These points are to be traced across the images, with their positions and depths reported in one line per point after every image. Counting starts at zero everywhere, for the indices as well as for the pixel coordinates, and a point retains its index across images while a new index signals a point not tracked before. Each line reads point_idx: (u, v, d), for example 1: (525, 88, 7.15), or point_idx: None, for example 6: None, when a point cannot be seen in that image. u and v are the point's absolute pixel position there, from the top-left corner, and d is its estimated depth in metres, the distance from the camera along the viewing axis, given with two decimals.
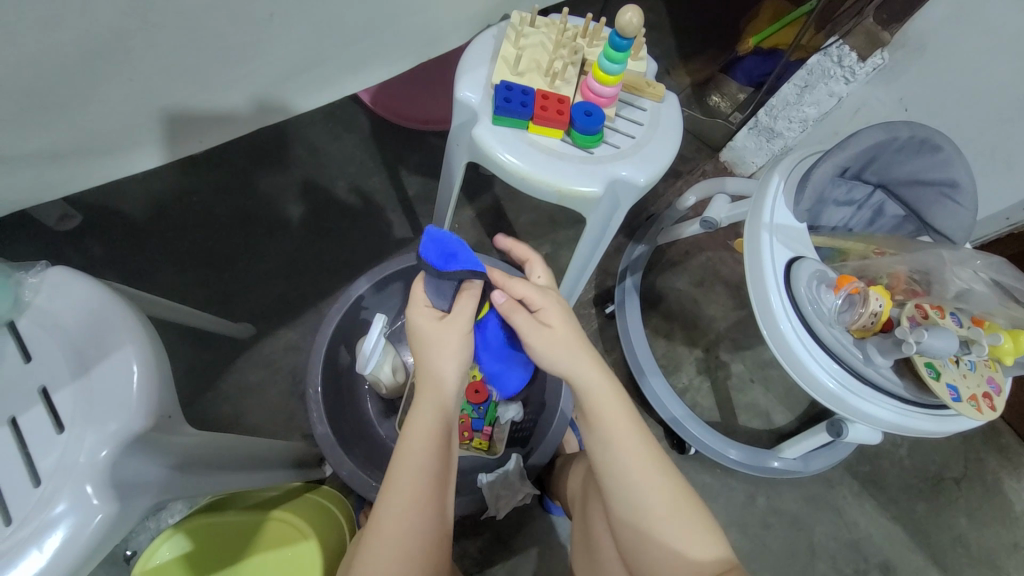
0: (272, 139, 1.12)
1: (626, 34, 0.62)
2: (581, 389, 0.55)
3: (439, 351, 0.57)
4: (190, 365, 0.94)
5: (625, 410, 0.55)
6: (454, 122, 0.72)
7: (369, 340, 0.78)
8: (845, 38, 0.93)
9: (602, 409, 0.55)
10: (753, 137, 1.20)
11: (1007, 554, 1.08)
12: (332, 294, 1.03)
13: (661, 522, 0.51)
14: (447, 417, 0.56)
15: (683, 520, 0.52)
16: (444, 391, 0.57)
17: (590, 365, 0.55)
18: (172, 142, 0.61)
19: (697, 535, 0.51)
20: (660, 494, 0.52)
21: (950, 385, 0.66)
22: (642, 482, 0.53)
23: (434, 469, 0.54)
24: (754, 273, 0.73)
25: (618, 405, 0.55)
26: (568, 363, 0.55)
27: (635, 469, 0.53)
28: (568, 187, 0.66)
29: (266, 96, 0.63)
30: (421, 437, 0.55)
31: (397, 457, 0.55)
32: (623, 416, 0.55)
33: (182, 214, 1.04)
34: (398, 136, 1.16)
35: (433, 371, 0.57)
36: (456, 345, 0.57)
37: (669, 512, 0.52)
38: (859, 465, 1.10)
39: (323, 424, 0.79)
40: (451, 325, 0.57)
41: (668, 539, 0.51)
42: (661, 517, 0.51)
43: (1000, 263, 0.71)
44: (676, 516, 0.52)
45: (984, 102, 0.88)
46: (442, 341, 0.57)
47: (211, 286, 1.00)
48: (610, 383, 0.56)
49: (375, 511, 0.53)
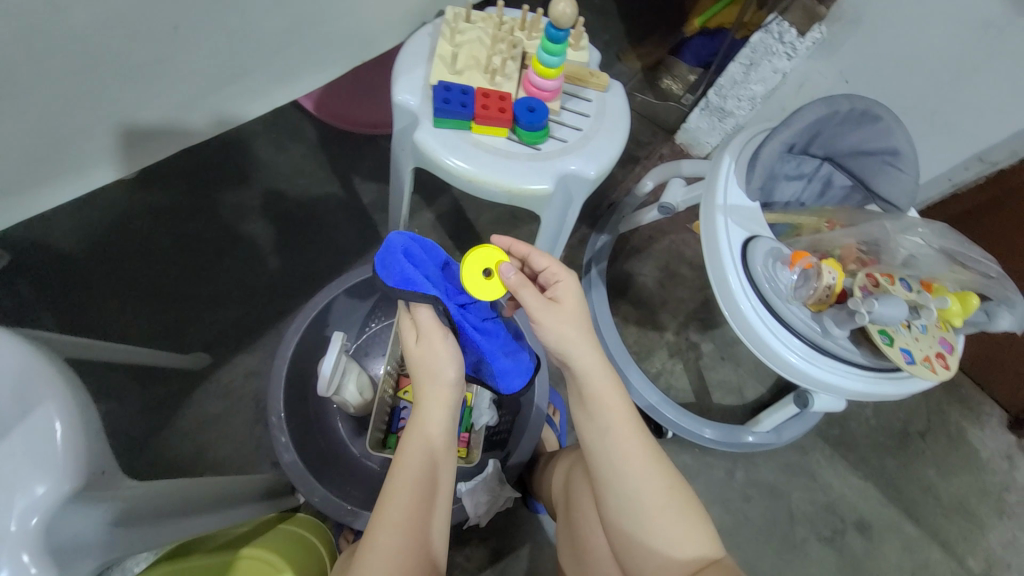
0: (214, 155, 1.07)
1: (562, 24, 0.61)
2: (586, 371, 0.55)
3: (426, 369, 0.57)
4: (145, 403, 0.89)
5: (616, 396, 0.55)
6: (395, 127, 0.69)
7: (328, 362, 0.75)
8: (784, 15, 0.96)
9: (595, 401, 0.55)
10: (705, 117, 1.21)
11: (974, 499, 1.13)
12: (293, 313, 0.99)
13: (660, 508, 0.52)
14: (435, 442, 0.56)
15: (681, 510, 0.53)
16: (430, 414, 0.56)
17: (594, 351, 0.55)
18: (88, 170, 0.57)
19: (693, 521, 0.52)
20: (659, 486, 0.53)
21: (903, 349, 0.67)
22: (641, 482, 0.53)
23: (419, 483, 0.54)
24: (711, 255, 0.74)
25: (622, 398, 0.56)
26: (573, 346, 0.54)
27: (633, 461, 0.53)
28: (518, 187, 0.64)
29: (188, 111, 0.59)
30: (411, 453, 0.55)
31: (393, 473, 0.55)
32: (624, 407, 0.55)
33: (122, 244, 0.98)
34: (348, 142, 1.12)
35: (421, 389, 0.57)
36: (444, 361, 0.56)
37: (663, 513, 0.52)
38: (830, 429, 1.14)
39: (290, 451, 0.75)
40: (425, 343, 0.57)
41: (666, 528, 0.52)
42: (658, 505, 0.52)
43: (942, 228, 0.71)
44: (675, 507, 0.52)
45: (920, 69, 0.90)
46: (428, 361, 0.57)
47: (160, 317, 0.95)
48: (611, 372, 0.56)
49: (370, 532, 0.52)
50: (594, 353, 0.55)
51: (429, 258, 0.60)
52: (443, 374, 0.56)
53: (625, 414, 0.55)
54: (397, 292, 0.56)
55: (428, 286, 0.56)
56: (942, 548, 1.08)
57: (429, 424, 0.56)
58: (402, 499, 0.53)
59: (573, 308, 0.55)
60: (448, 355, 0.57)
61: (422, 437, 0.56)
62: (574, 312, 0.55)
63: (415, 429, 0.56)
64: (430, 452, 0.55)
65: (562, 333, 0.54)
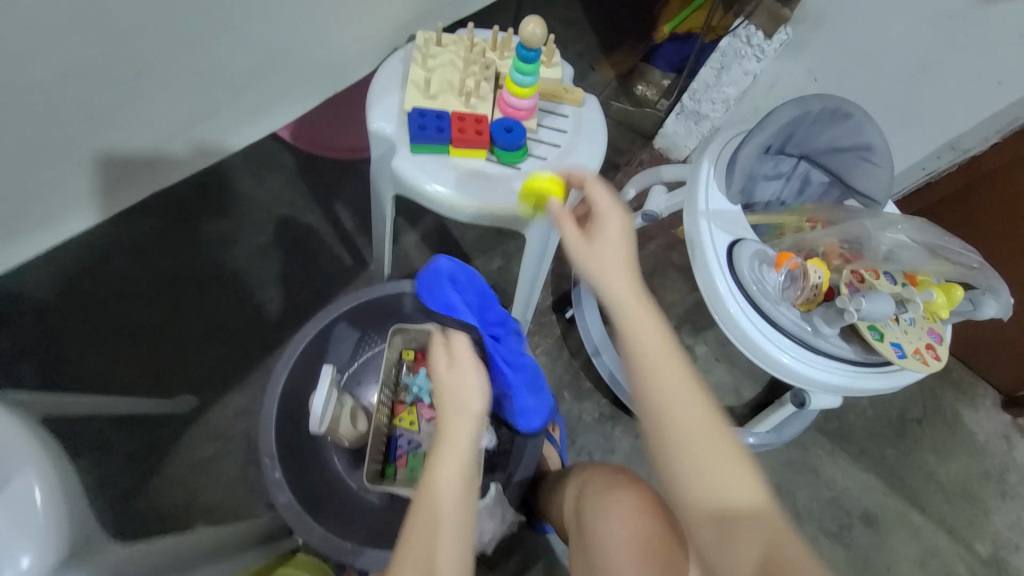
0: (190, 190, 1.05)
1: (532, 45, 0.61)
2: (615, 289, 0.51)
3: (454, 398, 0.55)
4: (131, 452, 0.86)
5: (648, 318, 0.50)
6: (373, 155, 0.68)
7: (318, 399, 0.72)
8: (750, 19, 0.97)
9: (624, 321, 0.50)
10: (682, 122, 1.23)
11: (975, 482, 1.14)
12: (280, 346, 0.96)
13: (694, 438, 0.47)
14: (464, 472, 0.53)
15: (720, 448, 0.47)
16: (457, 443, 0.54)
17: (622, 271, 0.52)
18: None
19: (734, 464, 0.47)
20: (696, 418, 0.48)
21: (894, 343, 0.68)
22: (677, 412, 0.48)
23: (449, 506, 0.52)
24: (697, 261, 0.74)
25: (657, 322, 0.51)
26: (595, 264, 0.52)
27: (667, 389, 0.48)
28: (501, 208, 0.64)
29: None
30: (441, 479, 0.53)
31: (421, 496, 0.52)
32: (659, 334, 0.50)
33: (99, 288, 0.95)
34: (327, 168, 1.11)
35: (448, 417, 0.55)
36: (471, 392, 0.55)
37: (700, 445, 0.47)
38: (828, 423, 1.14)
39: (285, 492, 0.73)
40: (456, 372, 0.56)
41: (702, 462, 0.47)
42: (691, 435, 0.47)
43: (921, 221, 0.70)
44: (713, 443, 0.47)
45: (886, 64, 0.92)
46: (457, 389, 0.55)
47: (142, 361, 0.92)
48: (642, 295, 0.51)
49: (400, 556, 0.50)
50: (623, 275, 0.51)
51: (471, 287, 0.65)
52: (472, 406, 0.55)
53: (659, 339, 0.50)
54: (440, 318, 0.61)
55: (469, 316, 0.62)
56: (948, 534, 1.09)
57: (457, 454, 0.53)
58: (431, 519, 0.51)
59: (605, 229, 0.53)
60: (477, 388, 0.56)
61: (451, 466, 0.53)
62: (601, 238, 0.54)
63: (444, 456, 0.53)
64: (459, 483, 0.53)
65: (587, 254, 0.52)
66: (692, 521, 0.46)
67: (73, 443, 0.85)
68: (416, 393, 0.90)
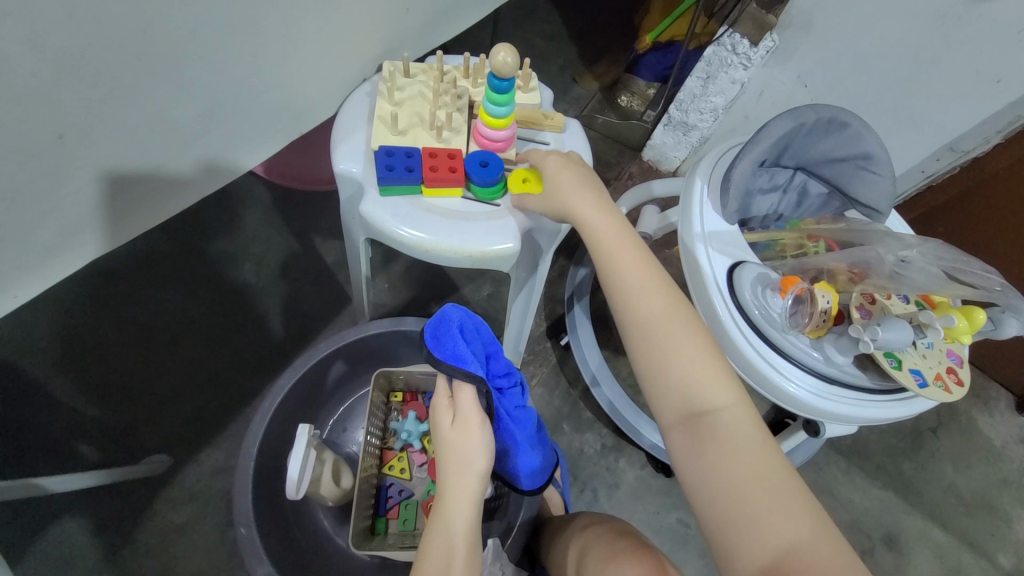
0: (159, 234, 1.00)
1: (504, 74, 0.56)
2: (593, 223, 0.57)
3: (457, 458, 0.52)
4: (98, 523, 0.80)
5: (625, 241, 0.56)
6: (342, 197, 0.64)
7: (294, 462, 0.66)
8: (735, 27, 0.92)
9: (601, 243, 0.57)
10: (670, 133, 1.19)
11: (997, 492, 1.09)
12: (260, 395, 0.91)
13: (673, 344, 0.51)
14: (470, 522, 0.51)
15: (701, 359, 0.51)
16: (463, 496, 0.51)
17: (594, 203, 0.57)
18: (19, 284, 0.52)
19: (718, 377, 0.50)
20: (677, 331, 0.52)
21: (913, 370, 0.64)
22: (663, 329, 0.52)
23: (462, 540, 0.51)
24: (696, 283, 0.70)
25: (635, 249, 0.56)
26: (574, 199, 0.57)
27: (646, 301, 0.53)
28: (480, 250, 0.59)
29: (129, 190, 0.54)
30: (452, 512, 0.51)
31: (433, 523, 0.52)
32: (635, 256, 0.56)
33: (65, 345, 0.90)
34: (305, 201, 1.07)
35: (449, 469, 0.52)
36: (475, 450, 0.52)
37: (688, 360, 0.51)
38: (841, 439, 1.09)
39: (263, 564, 0.67)
40: (462, 428, 0.53)
41: (685, 365, 0.51)
42: (670, 339, 0.52)
43: (939, 245, 0.65)
44: (693, 353, 0.51)
45: (878, 66, 0.89)
46: (460, 445, 0.52)
47: (111, 421, 0.86)
48: (617, 224, 0.57)
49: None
50: (598, 209, 0.57)
51: (482, 335, 0.55)
52: (475, 464, 0.52)
53: (637, 262, 0.55)
54: (447, 368, 0.51)
55: (481, 368, 0.52)
56: (971, 549, 1.03)
57: (461, 504, 0.51)
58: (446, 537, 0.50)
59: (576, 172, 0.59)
60: (482, 445, 0.52)
61: (460, 512, 0.51)
62: (575, 175, 0.59)
63: (455, 514, 0.51)
64: (466, 535, 0.51)
65: (563, 193, 0.58)
66: (670, 426, 0.50)
67: (28, 527, 0.79)
68: (405, 439, 0.86)
